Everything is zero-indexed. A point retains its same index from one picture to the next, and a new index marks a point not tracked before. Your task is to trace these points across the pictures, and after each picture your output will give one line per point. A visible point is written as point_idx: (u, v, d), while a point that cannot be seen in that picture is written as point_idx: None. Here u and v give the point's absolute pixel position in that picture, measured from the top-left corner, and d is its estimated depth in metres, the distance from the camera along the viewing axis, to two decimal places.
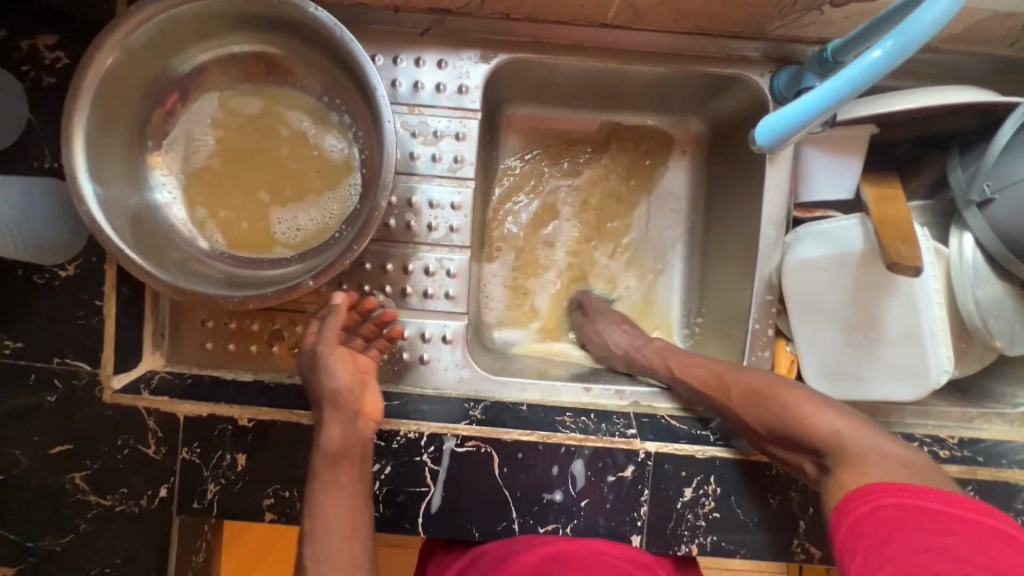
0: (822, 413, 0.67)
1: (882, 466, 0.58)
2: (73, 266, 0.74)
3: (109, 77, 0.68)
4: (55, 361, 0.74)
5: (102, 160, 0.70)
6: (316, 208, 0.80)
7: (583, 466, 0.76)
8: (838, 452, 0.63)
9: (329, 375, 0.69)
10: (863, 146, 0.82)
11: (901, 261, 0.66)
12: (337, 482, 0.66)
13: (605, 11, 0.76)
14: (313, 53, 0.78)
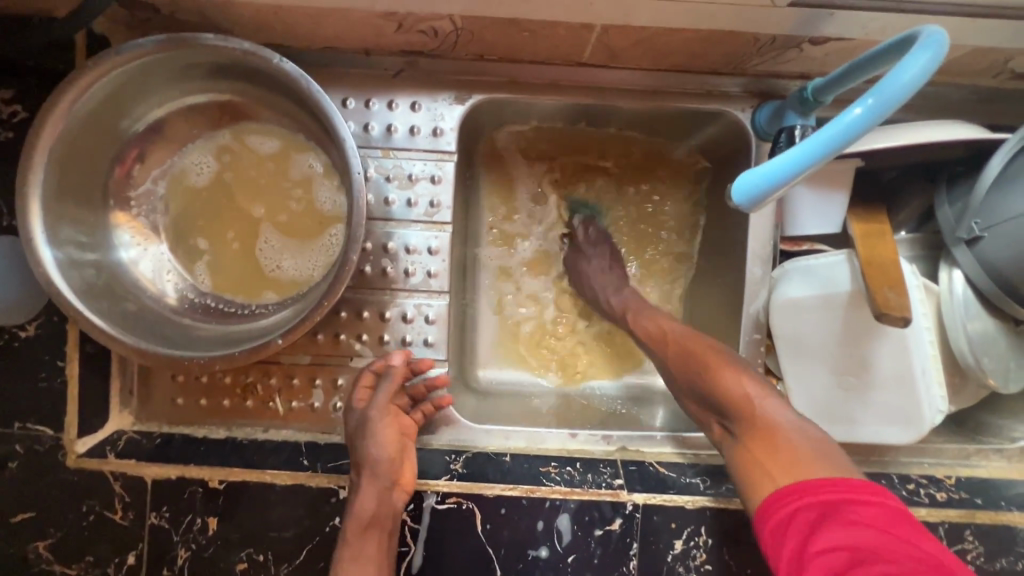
0: (751, 387, 0.66)
1: (797, 446, 0.59)
2: (35, 325, 0.71)
3: (67, 137, 0.66)
4: (15, 426, 0.71)
5: (64, 222, 0.67)
6: (299, 258, 0.79)
7: (569, 520, 0.73)
8: (758, 428, 0.63)
9: (374, 443, 0.71)
10: (848, 180, 0.80)
11: (888, 313, 0.65)
12: (363, 553, 0.67)
13: (580, 51, 0.74)
14: (286, 102, 0.76)
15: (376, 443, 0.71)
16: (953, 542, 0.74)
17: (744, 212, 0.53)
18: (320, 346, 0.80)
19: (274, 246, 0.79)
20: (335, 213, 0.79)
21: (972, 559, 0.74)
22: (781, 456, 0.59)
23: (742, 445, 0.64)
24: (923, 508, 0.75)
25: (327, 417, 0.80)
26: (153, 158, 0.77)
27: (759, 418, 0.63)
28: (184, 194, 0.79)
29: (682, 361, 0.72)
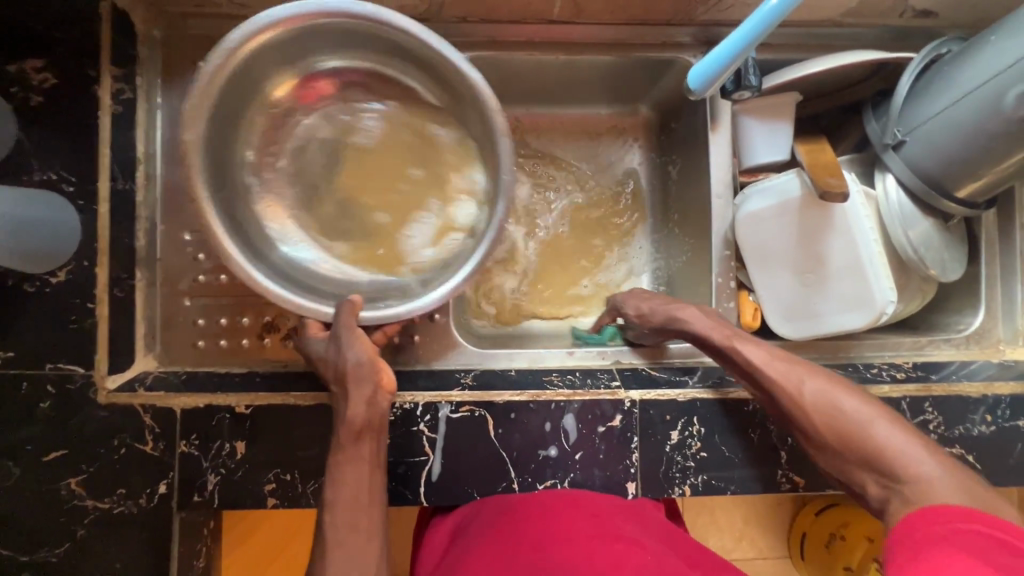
0: (896, 437, 0.62)
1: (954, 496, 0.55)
2: (66, 272, 0.75)
3: (242, 61, 0.74)
4: (46, 367, 0.75)
5: (219, 124, 0.76)
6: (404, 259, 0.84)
7: (574, 419, 0.80)
8: (921, 487, 0.58)
9: (345, 349, 0.68)
10: (790, 110, 0.92)
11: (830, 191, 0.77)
12: (358, 454, 0.66)
13: (552, 7, 0.85)
14: (457, 101, 0.82)
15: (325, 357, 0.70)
16: (915, 414, 0.83)
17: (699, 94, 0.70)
18: None
19: (367, 234, 0.85)
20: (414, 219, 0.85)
21: (934, 428, 0.83)
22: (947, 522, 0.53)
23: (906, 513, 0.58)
24: (886, 386, 0.84)
25: None
26: (298, 114, 0.84)
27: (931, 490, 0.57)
28: (303, 157, 0.85)
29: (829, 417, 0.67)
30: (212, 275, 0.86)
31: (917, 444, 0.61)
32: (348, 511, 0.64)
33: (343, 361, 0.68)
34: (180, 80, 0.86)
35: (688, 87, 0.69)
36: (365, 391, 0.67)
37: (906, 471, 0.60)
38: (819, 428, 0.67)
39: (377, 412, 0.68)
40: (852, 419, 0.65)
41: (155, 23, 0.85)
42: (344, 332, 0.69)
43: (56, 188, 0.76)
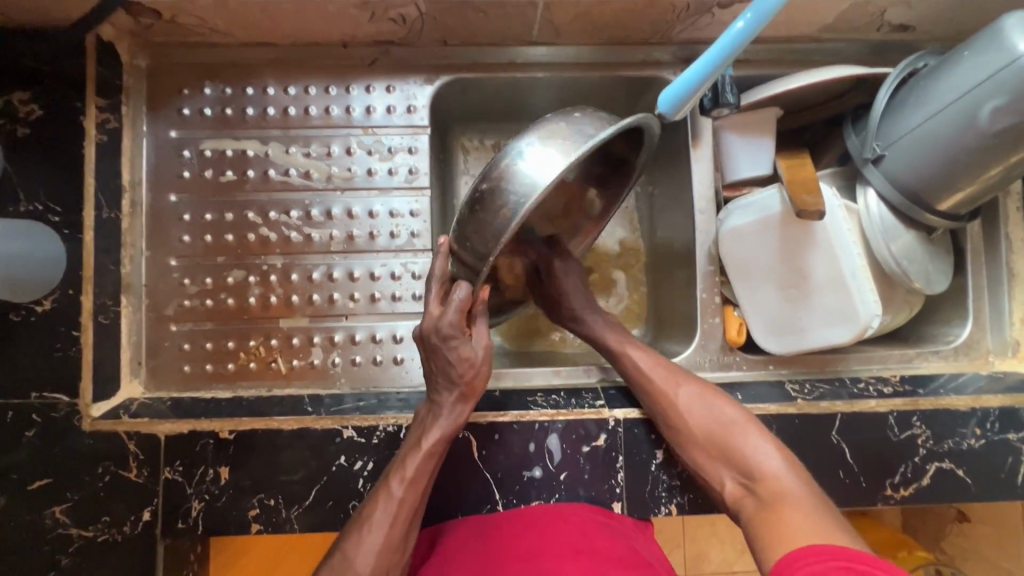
0: (745, 431, 0.72)
1: (792, 487, 0.64)
2: (51, 300, 0.76)
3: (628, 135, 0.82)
4: (32, 396, 0.75)
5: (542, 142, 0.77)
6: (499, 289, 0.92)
7: (558, 439, 0.79)
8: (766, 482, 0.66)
9: (478, 346, 0.75)
10: (772, 126, 0.93)
11: (807, 209, 0.78)
12: (429, 456, 0.72)
13: (530, 30, 0.86)
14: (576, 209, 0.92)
15: (471, 355, 0.74)
16: (903, 429, 0.82)
17: (670, 117, 0.68)
18: (316, 307, 0.87)
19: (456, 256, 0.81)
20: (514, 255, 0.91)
21: (923, 442, 0.82)
22: (788, 513, 0.61)
23: (754, 511, 0.65)
24: (873, 400, 0.83)
25: (327, 371, 0.86)
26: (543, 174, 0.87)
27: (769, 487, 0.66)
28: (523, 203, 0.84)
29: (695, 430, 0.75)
30: (197, 300, 0.86)
31: (758, 442, 0.70)
32: (412, 490, 0.70)
33: (481, 371, 0.75)
34: (164, 108, 0.87)
35: (660, 109, 0.68)
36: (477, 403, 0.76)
37: (758, 466, 0.68)
38: (685, 426, 0.75)
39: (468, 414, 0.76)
40: (725, 438, 0.72)
41: (140, 53, 0.86)
42: (487, 335, 0.77)
43: (41, 219, 0.77)
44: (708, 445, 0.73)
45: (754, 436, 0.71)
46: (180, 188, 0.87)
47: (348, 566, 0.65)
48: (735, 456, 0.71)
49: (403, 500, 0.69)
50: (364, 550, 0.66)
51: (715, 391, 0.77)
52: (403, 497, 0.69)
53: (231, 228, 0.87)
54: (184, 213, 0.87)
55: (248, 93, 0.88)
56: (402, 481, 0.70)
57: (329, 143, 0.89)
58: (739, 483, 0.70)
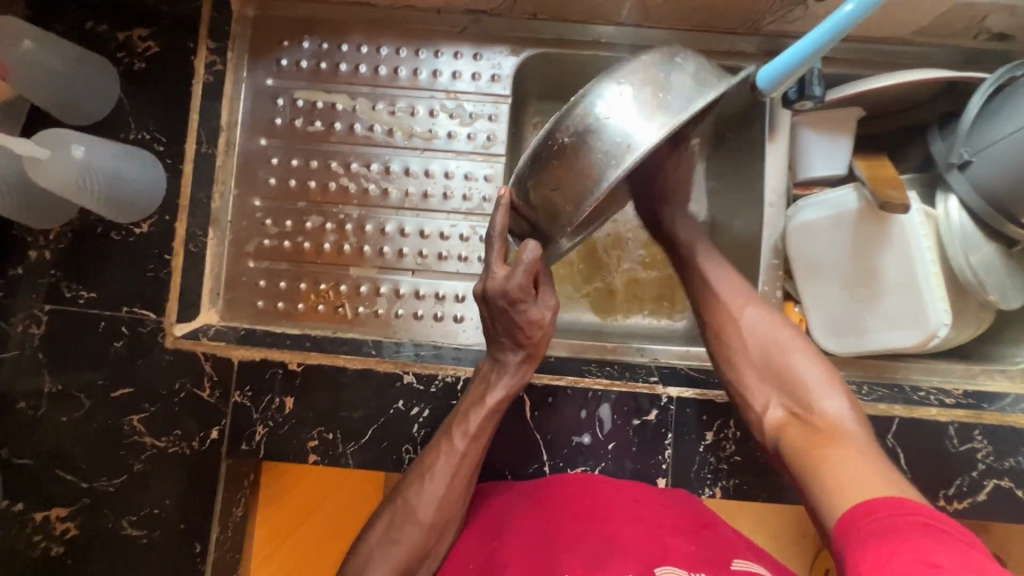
0: (807, 367, 0.71)
1: (848, 428, 0.64)
2: (148, 224, 0.82)
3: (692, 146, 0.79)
4: (123, 310, 0.81)
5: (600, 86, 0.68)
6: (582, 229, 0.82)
7: (609, 409, 0.81)
8: (829, 423, 0.66)
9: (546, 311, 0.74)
10: (852, 125, 0.91)
11: (891, 203, 0.77)
12: (491, 419, 0.74)
13: (620, 9, 0.88)
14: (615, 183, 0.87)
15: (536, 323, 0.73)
16: (963, 441, 0.81)
17: (766, 96, 0.68)
18: (385, 259, 0.91)
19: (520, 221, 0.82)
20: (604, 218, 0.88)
21: (983, 457, 0.80)
22: (841, 453, 0.61)
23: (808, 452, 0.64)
24: (934, 408, 0.82)
25: (390, 321, 0.90)
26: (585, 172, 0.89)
27: (829, 431, 0.65)
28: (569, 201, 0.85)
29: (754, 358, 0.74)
30: (276, 241, 0.91)
31: (820, 379, 0.70)
32: (472, 444, 0.73)
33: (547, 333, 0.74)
34: (264, 57, 0.92)
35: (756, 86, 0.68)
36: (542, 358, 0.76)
37: (817, 404, 0.68)
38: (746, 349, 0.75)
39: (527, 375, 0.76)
40: (787, 373, 0.71)
41: (249, 4, 0.91)
42: (552, 295, 0.75)
43: (148, 146, 0.82)
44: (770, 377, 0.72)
45: (814, 372, 0.71)
46: (271, 133, 0.92)
47: (409, 511, 0.70)
48: (788, 389, 0.71)
49: (467, 455, 0.72)
50: (425, 497, 0.70)
51: (786, 324, 0.76)
52: (462, 452, 0.72)
53: (314, 175, 0.92)
54: (273, 157, 0.92)
55: (343, 50, 0.93)
56: (465, 436, 0.73)
57: (413, 104, 0.92)
58: (786, 418, 0.70)
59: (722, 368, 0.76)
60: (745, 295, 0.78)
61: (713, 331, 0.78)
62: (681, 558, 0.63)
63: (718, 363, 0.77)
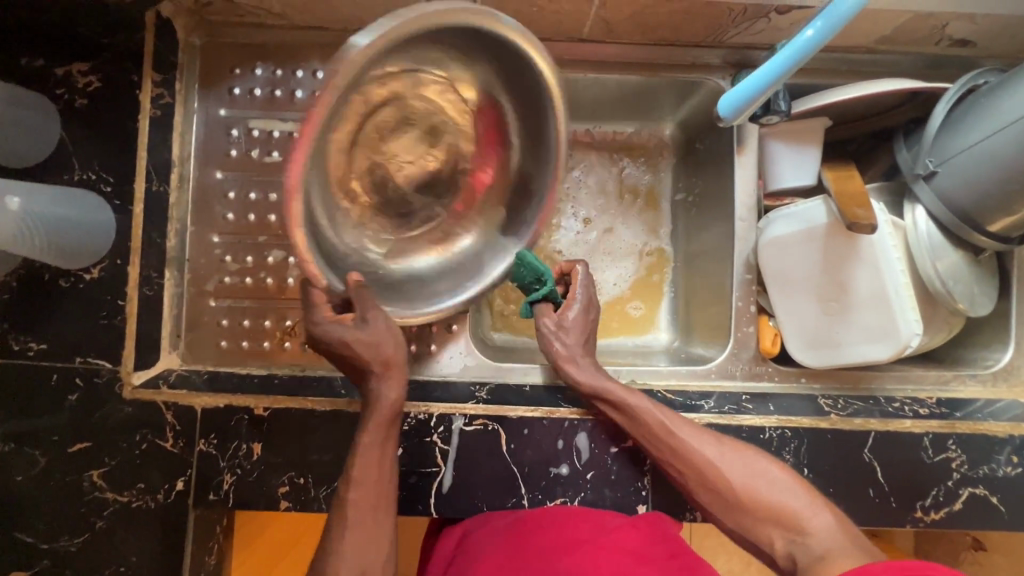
0: (782, 489, 0.69)
1: (832, 540, 0.64)
2: (99, 269, 0.78)
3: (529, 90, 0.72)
4: (77, 361, 0.77)
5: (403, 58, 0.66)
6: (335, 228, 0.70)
7: (586, 438, 0.80)
8: (816, 539, 0.65)
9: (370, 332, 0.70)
10: (819, 136, 0.91)
11: (858, 223, 0.76)
12: (370, 448, 0.70)
13: (582, 27, 0.86)
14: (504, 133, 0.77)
15: (370, 338, 0.70)
16: (937, 451, 0.81)
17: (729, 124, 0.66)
18: None
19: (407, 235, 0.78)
20: (510, 201, 0.80)
21: (957, 467, 0.81)
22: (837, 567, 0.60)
23: (807, 575, 0.63)
24: (909, 420, 0.82)
25: None
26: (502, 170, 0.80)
27: (818, 547, 0.64)
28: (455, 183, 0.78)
29: (723, 497, 0.72)
30: (237, 277, 0.88)
31: (791, 493, 0.69)
32: (368, 487, 0.69)
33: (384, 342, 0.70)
34: (216, 86, 0.89)
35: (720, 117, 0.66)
36: (401, 372, 0.72)
37: (804, 523, 0.67)
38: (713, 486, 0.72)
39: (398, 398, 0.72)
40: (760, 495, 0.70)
41: (195, 31, 0.87)
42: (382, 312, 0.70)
43: (94, 188, 0.79)
44: (747, 505, 0.70)
45: (790, 491, 0.69)
46: (225, 166, 0.88)
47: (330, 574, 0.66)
48: (770, 513, 0.69)
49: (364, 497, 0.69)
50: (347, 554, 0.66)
51: (752, 452, 0.73)
52: (355, 498, 0.68)
53: (274, 208, 0.89)
54: (230, 190, 0.88)
55: (298, 76, 0.89)
56: (350, 482, 0.69)
57: None
58: (776, 540, 0.68)
59: (707, 502, 0.73)
60: (696, 432, 0.75)
61: (682, 468, 0.74)
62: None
63: (702, 498, 0.74)
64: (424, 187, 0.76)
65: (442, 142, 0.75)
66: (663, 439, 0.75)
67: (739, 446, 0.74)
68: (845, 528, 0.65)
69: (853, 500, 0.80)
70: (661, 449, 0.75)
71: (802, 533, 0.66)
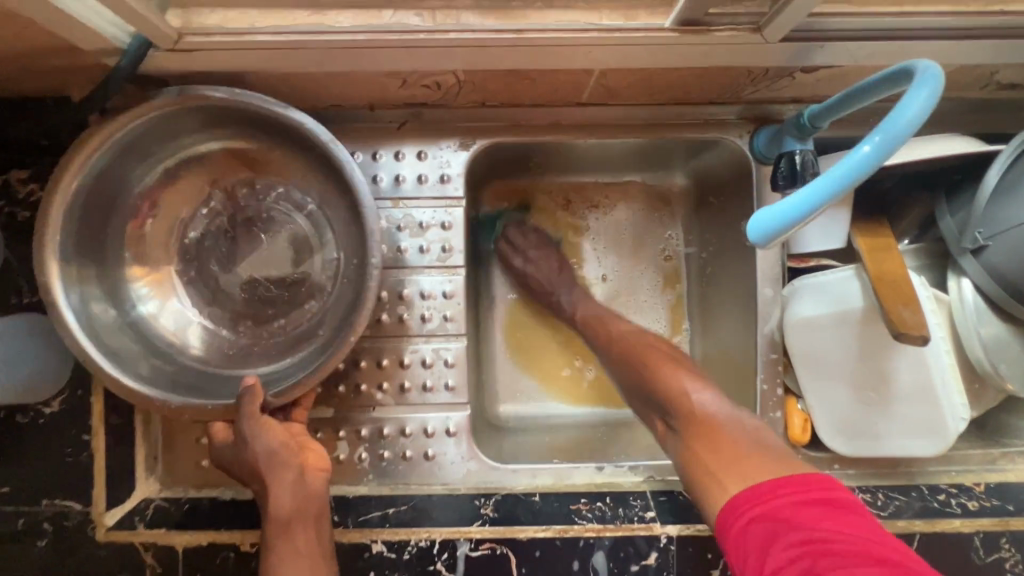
0: (713, 403, 0.67)
1: (735, 442, 0.62)
2: (60, 401, 0.71)
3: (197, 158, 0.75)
4: (44, 503, 0.71)
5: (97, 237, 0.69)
6: (65, 278, 0.64)
7: (605, 557, 0.73)
8: (712, 428, 0.64)
9: (264, 444, 0.63)
10: (851, 196, 0.80)
11: (907, 332, 0.67)
12: (293, 550, 0.61)
13: (580, 93, 0.76)
14: (297, 149, 0.73)
15: (264, 444, 0.63)
16: (989, 552, 0.74)
17: (762, 247, 0.54)
18: (342, 398, 0.80)
19: (298, 295, 0.77)
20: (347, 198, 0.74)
21: (1012, 566, 0.74)
22: (717, 445, 0.62)
23: (683, 444, 0.67)
24: (958, 520, 0.76)
25: (353, 469, 0.79)
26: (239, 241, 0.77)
27: (700, 425, 0.65)
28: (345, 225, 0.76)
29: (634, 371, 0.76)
30: None
31: (687, 380, 0.70)
32: None
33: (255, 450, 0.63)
34: None
35: (750, 238, 0.54)
36: (290, 470, 0.64)
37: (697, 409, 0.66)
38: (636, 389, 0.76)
39: (307, 497, 0.64)
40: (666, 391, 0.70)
41: None
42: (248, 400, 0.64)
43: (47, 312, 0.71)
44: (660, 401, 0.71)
45: (717, 399, 0.67)
46: (191, 258, 0.77)
47: None
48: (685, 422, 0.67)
49: None
50: None
51: (683, 368, 0.72)
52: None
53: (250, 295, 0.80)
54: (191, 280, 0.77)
55: None
56: None
57: None
58: (693, 449, 0.64)
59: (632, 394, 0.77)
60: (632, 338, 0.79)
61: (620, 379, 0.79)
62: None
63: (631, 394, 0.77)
64: (240, 320, 0.77)
65: (254, 253, 0.77)
66: (632, 357, 0.77)
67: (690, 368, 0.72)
68: (754, 433, 0.62)
69: None
70: (625, 369, 0.78)
71: (692, 422, 0.66)
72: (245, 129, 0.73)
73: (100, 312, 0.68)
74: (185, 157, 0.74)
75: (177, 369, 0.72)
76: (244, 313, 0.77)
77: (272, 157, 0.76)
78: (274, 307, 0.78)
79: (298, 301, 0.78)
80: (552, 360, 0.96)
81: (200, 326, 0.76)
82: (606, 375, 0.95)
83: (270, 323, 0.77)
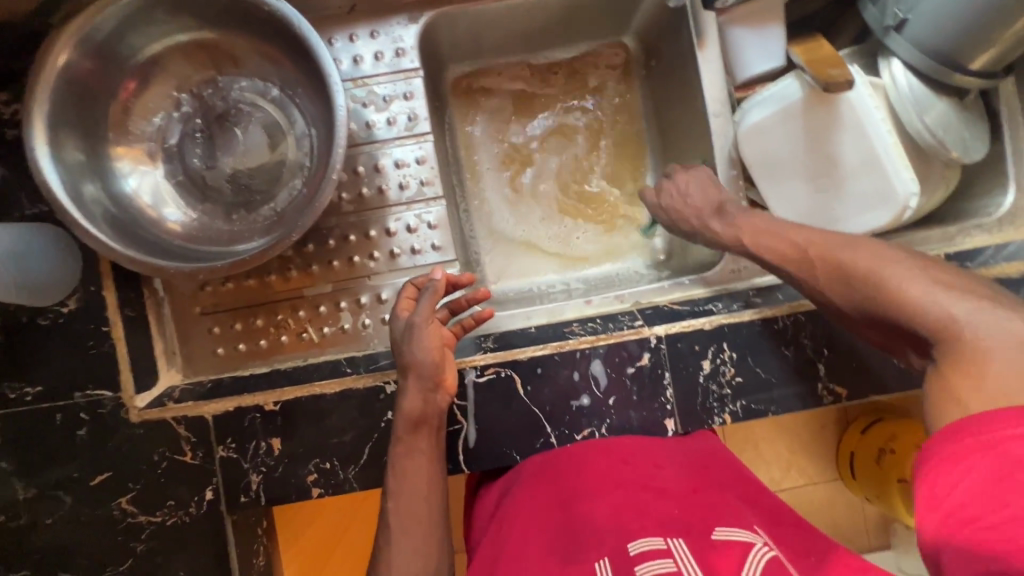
0: (984, 321, 0.51)
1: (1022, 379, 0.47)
2: (76, 299, 0.76)
3: (166, 62, 0.81)
4: (76, 396, 0.76)
5: (80, 134, 0.74)
6: (59, 165, 0.69)
7: (601, 364, 0.78)
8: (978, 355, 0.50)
9: (417, 347, 0.71)
10: (780, 12, 0.85)
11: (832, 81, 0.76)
12: (417, 447, 0.70)
13: None
14: (257, 38, 0.80)
15: (419, 349, 0.70)
16: None
17: None
18: (338, 272, 0.85)
19: (284, 176, 0.84)
20: (306, 69, 0.80)
21: None
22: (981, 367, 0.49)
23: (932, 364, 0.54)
24: None
25: (359, 336, 0.84)
26: (220, 138, 0.83)
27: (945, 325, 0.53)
28: (314, 100, 0.83)
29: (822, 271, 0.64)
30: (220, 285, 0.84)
31: (934, 284, 0.56)
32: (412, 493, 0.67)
33: (412, 351, 0.71)
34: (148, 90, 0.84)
35: None
36: (431, 382, 0.71)
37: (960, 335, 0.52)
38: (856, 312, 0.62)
39: (431, 407, 0.71)
40: (884, 279, 0.58)
41: None
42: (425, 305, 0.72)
43: (50, 219, 0.76)
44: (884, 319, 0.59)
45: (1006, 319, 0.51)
46: (175, 159, 0.82)
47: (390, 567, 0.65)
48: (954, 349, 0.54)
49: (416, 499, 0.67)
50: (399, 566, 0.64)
51: (924, 274, 0.57)
52: (395, 508, 0.67)
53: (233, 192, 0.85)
54: (177, 176, 0.82)
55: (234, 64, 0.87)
56: (389, 494, 0.68)
57: None
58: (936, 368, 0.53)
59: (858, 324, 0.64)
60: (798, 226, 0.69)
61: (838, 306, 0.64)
62: (660, 526, 0.62)
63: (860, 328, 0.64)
64: (233, 210, 0.83)
65: (234, 145, 0.83)
66: (855, 272, 0.61)
67: (967, 288, 0.55)
68: None
69: (874, 368, 0.79)
70: (830, 286, 0.64)
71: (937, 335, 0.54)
72: (210, 25, 0.79)
73: (94, 200, 0.73)
74: (147, 62, 0.79)
75: (180, 252, 0.77)
76: (234, 202, 0.83)
77: (235, 49, 0.82)
78: (260, 193, 0.83)
79: (281, 182, 0.83)
80: (521, 230, 1.01)
81: (189, 217, 0.82)
82: (567, 252, 1.00)
83: (259, 208, 0.83)
